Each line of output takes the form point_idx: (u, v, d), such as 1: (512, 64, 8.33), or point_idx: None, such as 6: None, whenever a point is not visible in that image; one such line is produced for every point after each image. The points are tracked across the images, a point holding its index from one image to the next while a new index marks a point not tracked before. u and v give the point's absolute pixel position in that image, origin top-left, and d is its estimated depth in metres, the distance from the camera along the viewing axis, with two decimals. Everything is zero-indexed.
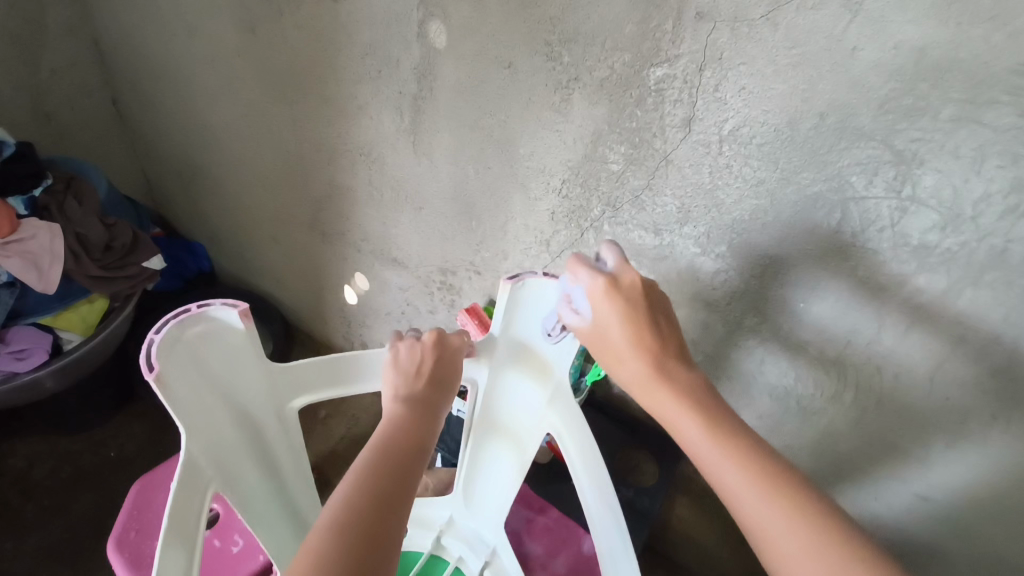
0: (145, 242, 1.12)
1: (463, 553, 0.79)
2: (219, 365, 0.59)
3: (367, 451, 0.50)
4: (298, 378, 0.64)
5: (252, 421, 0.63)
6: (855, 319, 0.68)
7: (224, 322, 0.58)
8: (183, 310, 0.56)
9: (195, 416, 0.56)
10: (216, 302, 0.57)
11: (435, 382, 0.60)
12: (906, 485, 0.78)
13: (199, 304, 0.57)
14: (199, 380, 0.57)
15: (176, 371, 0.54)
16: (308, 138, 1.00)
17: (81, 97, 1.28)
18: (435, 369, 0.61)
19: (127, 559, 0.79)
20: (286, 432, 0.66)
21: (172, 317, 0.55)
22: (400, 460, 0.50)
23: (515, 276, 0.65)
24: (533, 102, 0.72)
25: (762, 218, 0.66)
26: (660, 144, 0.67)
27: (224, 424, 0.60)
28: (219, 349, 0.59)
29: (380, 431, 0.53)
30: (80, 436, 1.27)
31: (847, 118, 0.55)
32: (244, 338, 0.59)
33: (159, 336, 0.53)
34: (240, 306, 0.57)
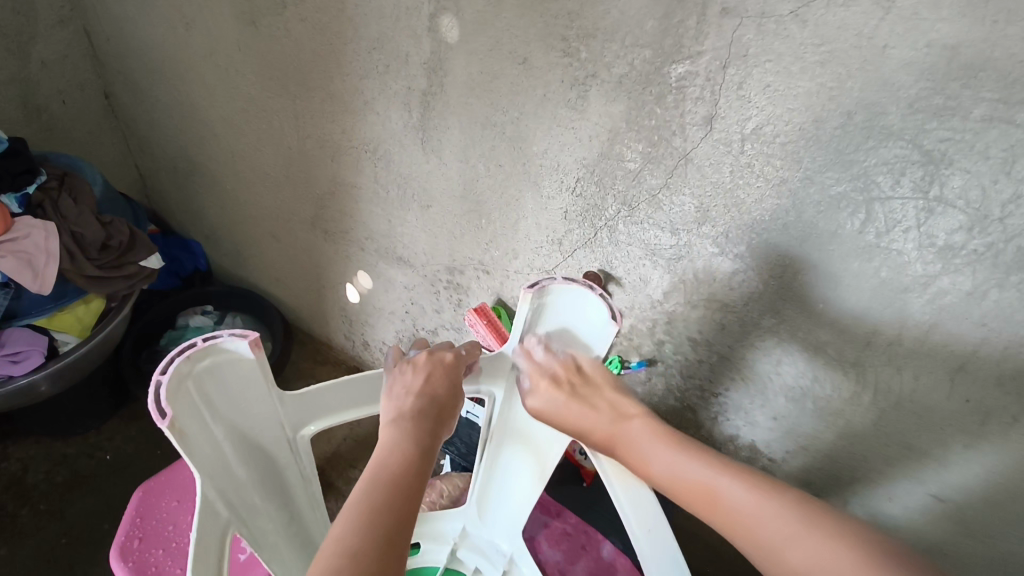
0: (142, 240, 1.09)
1: (480, 563, 0.78)
2: (228, 398, 0.56)
3: (362, 481, 0.47)
4: (313, 404, 0.61)
5: (262, 451, 0.60)
6: (875, 321, 0.67)
7: (234, 354, 0.54)
8: (188, 345, 0.51)
9: (205, 455, 0.53)
10: (225, 334, 0.53)
11: (429, 398, 0.56)
12: (921, 485, 0.78)
13: (205, 337, 0.52)
14: (207, 417, 0.54)
15: (186, 411, 0.51)
16: (311, 135, 0.97)
17: (72, 91, 1.25)
18: (426, 385, 0.57)
19: (132, 570, 0.77)
20: (297, 458, 0.63)
21: (177, 354, 0.51)
22: (400, 486, 0.46)
23: (534, 284, 0.65)
24: (548, 99, 0.70)
25: (782, 217, 0.65)
26: (679, 142, 0.65)
27: (234, 458, 0.57)
28: (229, 382, 0.55)
29: (374, 457, 0.49)
30: (75, 439, 1.24)
31: (874, 118, 0.54)
32: (255, 369, 0.55)
33: (167, 377, 0.49)
34: (250, 337, 0.53)
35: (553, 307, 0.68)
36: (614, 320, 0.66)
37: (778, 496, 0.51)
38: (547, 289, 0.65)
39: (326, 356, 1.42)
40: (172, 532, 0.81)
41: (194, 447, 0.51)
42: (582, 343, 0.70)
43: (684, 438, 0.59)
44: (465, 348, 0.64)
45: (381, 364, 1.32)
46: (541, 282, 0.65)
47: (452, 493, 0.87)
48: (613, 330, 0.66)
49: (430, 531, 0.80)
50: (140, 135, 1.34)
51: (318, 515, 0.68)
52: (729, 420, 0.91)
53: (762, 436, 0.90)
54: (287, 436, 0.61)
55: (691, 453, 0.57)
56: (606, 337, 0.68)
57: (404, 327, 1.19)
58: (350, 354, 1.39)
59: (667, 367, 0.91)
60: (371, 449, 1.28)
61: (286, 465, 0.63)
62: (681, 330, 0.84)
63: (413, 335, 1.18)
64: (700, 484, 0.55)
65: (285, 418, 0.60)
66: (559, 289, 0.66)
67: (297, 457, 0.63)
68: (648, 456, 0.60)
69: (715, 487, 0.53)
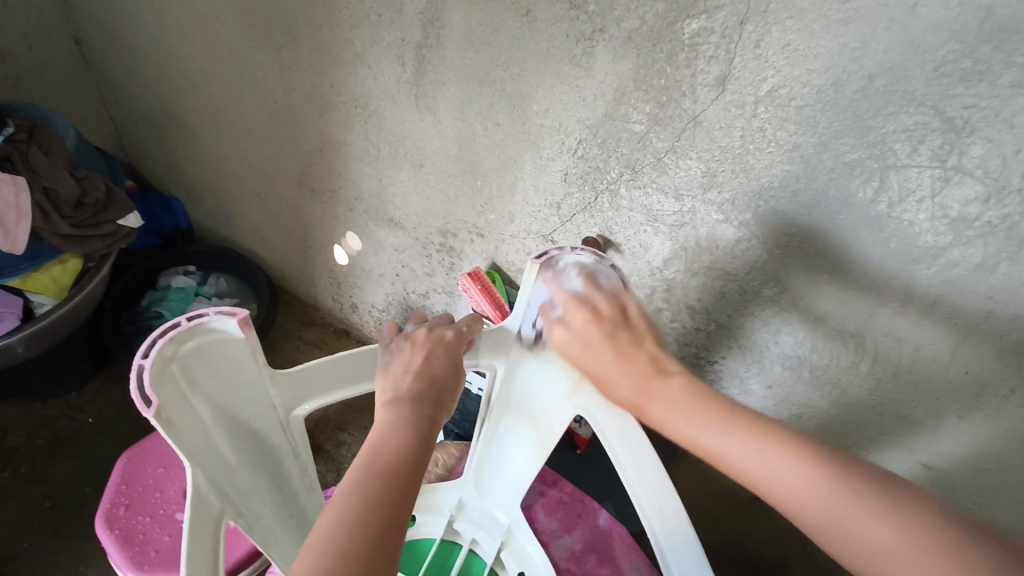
0: (120, 197, 1.04)
1: (477, 535, 0.79)
2: (214, 379, 0.54)
3: (354, 468, 0.45)
4: (303, 384, 0.58)
5: (248, 432, 0.58)
6: (880, 290, 0.65)
7: (222, 333, 0.52)
8: (171, 326, 0.50)
9: (191, 440, 0.51)
10: (210, 312, 0.52)
11: (428, 379, 0.55)
12: (910, 452, 0.78)
13: (189, 317, 0.51)
14: (192, 401, 0.52)
15: (170, 397, 0.49)
16: (297, 88, 0.93)
17: (40, 36, 1.17)
18: (426, 364, 0.56)
19: (117, 537, 0.76)
20: (291, 438, 0.61)
21: (159, 337, 0.49)
22: (394, 478, 0.45)
23: (543, 255, 0.66)
24: (551, 54, 0.66)
25: (793, 184, 0.63)
26: (688, 104, 0.62)
27: (219, 441, 0.54)
28: (216, 363, 0.53)
29: (369, 443, 0.48)
30: (54, 402, 1.21)
31: (898, 81, 0.52)
32: (245, 349, 0.54)
33: (149, 360, 0.48)
34: (238, 316, 0.52)
35: None
36: (625, 292, 0.65)
37: (835, 478, 0.47)
38: (556, 260, 0.65)
39: (313, 318, 1.40)
40: (159, 499, 0.80)
41: (178, 433, 0.49)
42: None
43: (724, 405, 0.55)
44: (465, 324, 0.63)
45: (370, 326, 1.30)
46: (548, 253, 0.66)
47: (448, 463, 0.86)
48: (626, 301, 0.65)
49: (427, 504, 0.80)
50: (114, 85, 1.27)
51: (314, 493, 0.66)
52: (723, 387, 0.89)
53: (757, 404, 0.87)
54: (280, 417, 0.59)
55: (732, 424, 0.53)
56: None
57: (393, 290, 1.17)
58: (339, 316, 1.36)
59: (664, 335, 0.89)
60: (359, 413, 1.27)
61: (279, 444, 0.60)
62: (679, 298, 0.82)
63: (403, 298, 1.16)
64: (751, 469, 0.51)
65: (277, 397, 0.58)
66: (566, 260, 0.66)
67: (292, 436, 0.61)
68: (679, 423, 0.56)
69: (759, 472, 0.50)
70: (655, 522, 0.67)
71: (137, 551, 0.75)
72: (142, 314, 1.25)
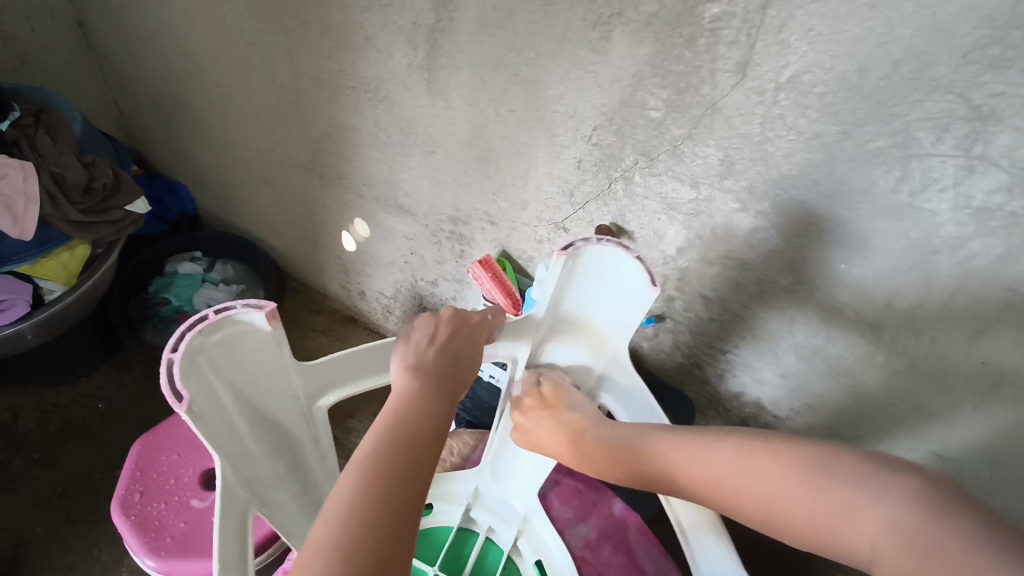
0: (127, 182, 1.03)
1: (493, 523, 0.79)
2: (240, 369, 0.53)
3: (371, 438, 0.45)
4: (324, 373, 0.58)
5: (268, 420, 0.57)
6: (899, 280, 0.65)
7: (249, 325, 0.52)
8: (199, 318, 0.49)
9: (218, 431, 0.50)
10: (238, 304, 0.51)
11: (448, 356, 0.54)
12: (923, 442, 0.78)
13: (217, 309, 0.50)
14: (218, 390, 0.51)
15: (198, 390, 0.48)
16: (305, 72, 0.91)
17: (43, 19, 1.15)
18: (450, 339, 0.56)
19: (133, 523, 0.76)
20: (312, 429, 0.61)
21: (188, 328, 0.48)
22: (415, 449, 0.44)
23: (569, 245, 0.62)
24: (567, 39, 0.65)
25: (812, 172, 0.62)
26: (707, 90, 0.61)
27: (242, 429, 0.54)
28: (241, 353, 0.53)
29: (386, 413, 0.47)
30: (64, 388, 1.21)
31: (924, 68, 0.51)
32: (271, 340, 0.54)
33: (179, 354, 0.47)
34: (265, 308, 0.51)
35: (585, 267, 0.66)
36: (653, 285, 0.63)
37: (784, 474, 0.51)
38: (581, 251, 0.63)
39: (320, 304, 1.39)
40: (173, 485, 0.80)
41: (206, 424, 0.49)
42: (620, 304, 0.69)
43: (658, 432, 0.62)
44: (490, 313, 0.63)
45: (378, 313, 1.30)
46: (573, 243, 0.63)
47: (463, 452, 0.86)
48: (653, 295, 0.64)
49: (443, 492, 0.80)
50: (118, 69, 1.25)
51: (331, 482, 0.66)
52: (736, 376, 0.88)
53: (769, 393, 0.87)
54: (302, 408, 0.59)
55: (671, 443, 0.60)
56: (644, 301, 0.66)
57: (402, 277, 1.16)
58: (346, 302, 1.36)
59: (676, 324, 0.88)
60: (367, 400, 1.27)
61: (301, 434, 0.61)
62: (693, 286, 0.81)
63: (412, 285, 1.16)
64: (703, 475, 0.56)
65: (298, 386, 0.58)
66: (591, 250, 0.64)
67: (314, 427, 0.61)
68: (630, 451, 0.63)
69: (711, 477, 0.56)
70: (683, 516, 0.68)
71: (152, 537, 0.75)
72: (149, 300, 1.25)
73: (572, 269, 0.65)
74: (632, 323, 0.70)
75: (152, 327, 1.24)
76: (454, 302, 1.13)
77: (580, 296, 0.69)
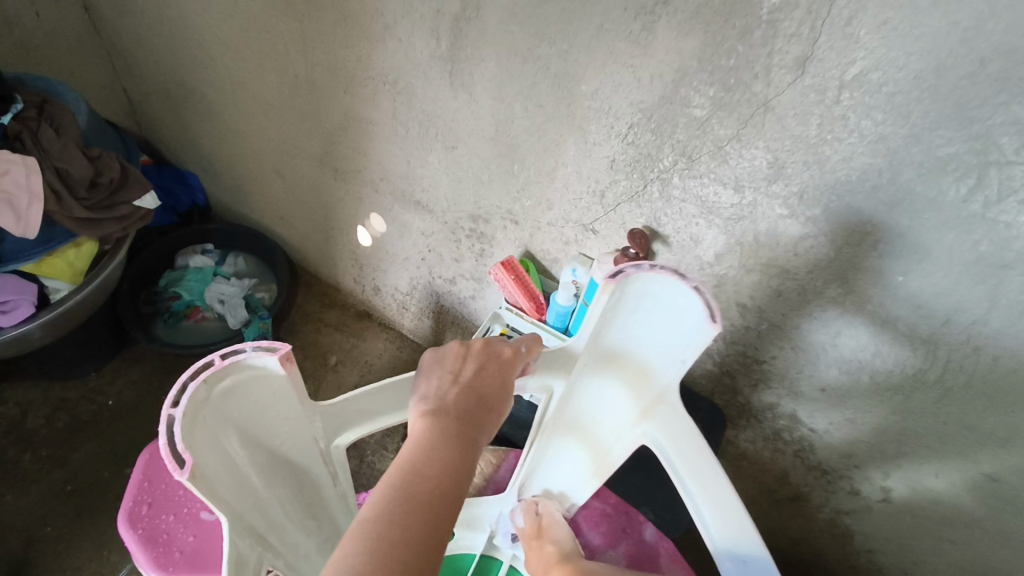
0: (134, 176, 0.99)
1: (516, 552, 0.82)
2: (251, 412, 0.50)
3: (388, 486, 0.41)
4: (345, 410, 0.54)
5: (281, 457, 0.54)
6: (962, 295, 0.59)
7: (261, 370, 0.47)
8: (204, 365, 0.45)
9: (223, 482, 0.47)
10: (248, 347, 0.46)
11: (476, 393, 0.50)
12: (975, 462, 0.71)
13: (224, 354, 0.45)
14: (227, 437, 0.48)
15: (202, 446, 0.45)
16: (320, 62, 0.86)
17: (49, 3, 1.11)
18: (474, 378, 0.51)
19: (141, 536, 0.73)
20: (329, 467, 0.58)
21: (192, 379, 0.44)
22: (431, 512, 0.40)
23: (618, 272, 0.56)
24: (605, 30, 0.60)
25: (873, 178, 0.57)
26: (760, 88, 0.56)
27: (249, 467, 0.51)
28: (253, 396, 0.49)
29: (408, 455, 0.43)
30: (73, 383, 1.18)
31: (1014, 67, 0.45)
32: (285, 384, 0.49)
33: (180, 411, 0.42)
34: (279, 352, 0.47)
35: (635, 294, 0.60)
36: (712, 322, 0.55)
37: None
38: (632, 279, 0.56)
39: (332, 299, 1.36)
40: (182, 497, 0.77)
41: (211, 479, 0.45)
42: (676, 339, 0.61)
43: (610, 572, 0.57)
44: (525, 343, 0.57)
45: (393, 309, 1.26)
46: (623, 269, 0.57)
47: (486, 471, 0.88)
48: (712, 332, 0.55)
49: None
50: (127, 56, 1.21)
51: (345, 502, 0.62)
52: (770, 388, 0.83)
53: (805, 406, 0.82)
54: (320, 448, 0.55)
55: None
56: (702, 339, 0.57)
57: (418, 275, 1.12)
58: (360, 298, 1.32)
59: None
60: None
61: (318, 470, 0.58)
62: (729, 295, 0.76)
63: (429, 282, 1.12)
64: None
65: (319, 428, 0.54)
66: (643, 277, 0.57)
67: (331, 465, 0.57)
68: None
69: None
70: None
71: (160, 551, 0.73)
72: (160, 295, 1.23)
73: (622, 291, 0.58)
74: (686, 362, 0.61)
75: (163, 324, 1.22)
76: (472, 301, 1.09)
77: (628, 324, 0.63)
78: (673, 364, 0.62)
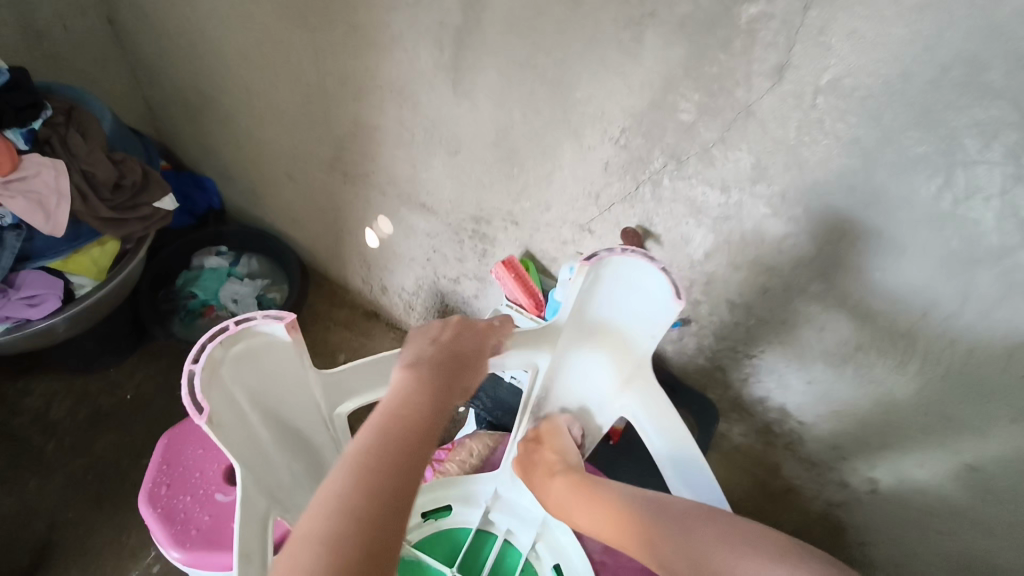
0: (155, 179, 1.04)
1: (512, 525, 0.78)
2: (260, 379, 0.54)
3: (370, 427, 0.45)
4: (346, 382, 0.59)
5: (291, 426, 0.59)
6: (937, 289, 0.62)
7: (269, 336, 0.52)
8: (220, 329, 0.49)
9: (239, 439, 0.51)
10: (258, 315, 0.51)
11: (451, 355, 0.55)
12: (956, 453, 0.74)
13: (237, 319, 0.50)
14: (240, 402, 0.52)
15: (219, 402, 0.49)
16: (331, 71, 0.91)
17: (75, 15, 1.17)
18: (450, 345, 0.56)
19: (159, 515, 0.77)
20: (334, 437, 0.63)
21: (209, 340, 0.48)
22: (409, 446, 0.44)
23: (592, 256, 0.61)
24: (596, 40, 0.64)
25: (850, 178, 0.60)
26: (741, 93, 0.60)
27: (263, 430, 0.55)
28: (263, 363, 0.53)
29: (387, 403, 0.48)
30: (94, 377, 1.23)
31: (974, 73, 0.49)
32: (290, 350, 0.54)
33: (200, 366, 0.47)
34: (286, 319, 0.51)
35: (609, 276, 0.65)
36: (676, 298, 0.61)
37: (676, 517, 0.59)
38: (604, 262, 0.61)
39: (341, 299, 1.40)
40: (198, 479, 0.81)
41: (228, 433, 0.49)
42: (648, 315, 0.67)
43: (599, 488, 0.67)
44: (498, 322, 0.63)
45: (400, 309, 1.31)
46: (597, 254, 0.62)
47: (481, 454, 0.86)
48: (677, 308, 0.62)
49: (462, 493, 0.80)
50: (148, 66, 1.26)
51: None
52: (761, 382, 0.87)
53: (795, 400, 0.85)
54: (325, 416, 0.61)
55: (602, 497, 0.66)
56: (669, 314, 0.64)
57: (424, 275, 1.16)
58: (368, 298, 1.36)
59: (700, 329, 0.87)
60: None
61: (323, 441, 0.63)
62: (719, 291, 0.79)
63: (434, 282, 1.16)
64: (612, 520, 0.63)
65: (322, 391, 0.58)
66: (615, 261, 0.63)
67: (336, 435, 0.63)
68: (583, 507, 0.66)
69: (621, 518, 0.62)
70: None
71: (177, 530, 0.77)
72: (177, 294, 1.29)
73: (596, 273, 0.63)
74: (655, 335, 0.68)
75: (179, 321, 1.25)
76: (475, 300, 1.13)
77: (607, 302, 0.68)
78: (645, 337, 0.69)
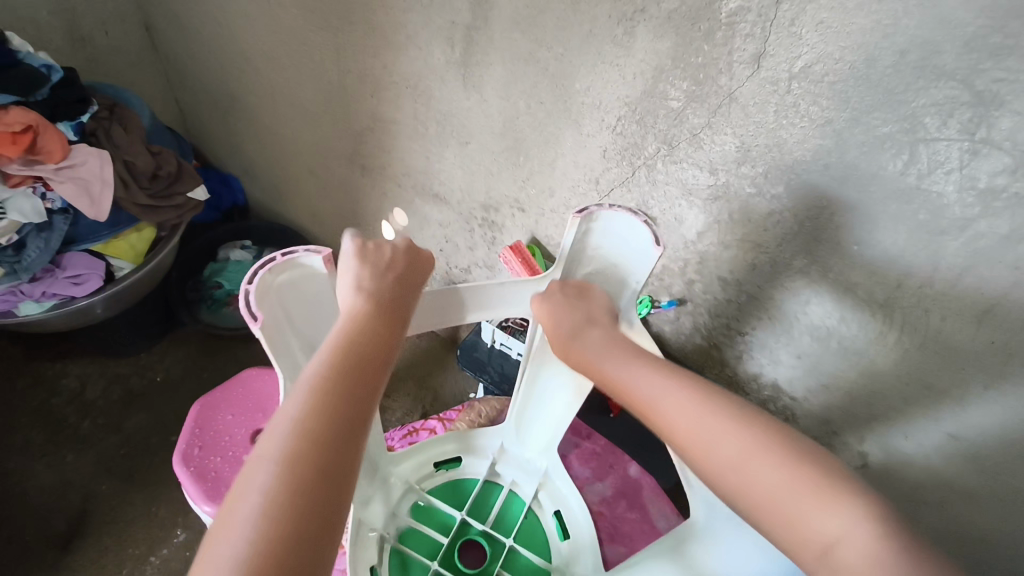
0: (189, 172, 1.12)
1: (517, 476, 0.85)
2: (302, 309, 0.61)
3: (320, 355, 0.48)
4: None
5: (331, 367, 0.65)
6: (909, 261, 0.67)
7: (309, 268, 0.60)
8: (269, 259, 0.57)
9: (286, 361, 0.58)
10: (300, 250, 0.59)
11: (393, 282, 0.58)
12: (936, 422, 0.77)
13: (284, 252, 0.58)
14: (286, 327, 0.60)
15: (271, 322, 0.56)
16: (351, 69, 0.98)
17: (115, 23, 1.26)
18: (391, 273, 0.59)
19: (193, 473, 0.83)
20: None
21: (260, 267, 0.56)
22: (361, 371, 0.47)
23: (584, 209, 0.70)
24: (593, 34, 0.70)
25: (825, 158, 0.65)
26: (725, 81, 0.66)
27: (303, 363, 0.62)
28: (304, 293, 0.61)
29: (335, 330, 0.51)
30: (127, 360, 1.30)
31: (928, 56, 0.54)
32: (327, 284, 0.61)
33: (254, 285, 0.55)
34: (324, 253, 0.59)
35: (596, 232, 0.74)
36: (656, 245, 0.70)
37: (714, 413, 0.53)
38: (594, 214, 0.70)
39: None
40: (229, 441, 0.88)
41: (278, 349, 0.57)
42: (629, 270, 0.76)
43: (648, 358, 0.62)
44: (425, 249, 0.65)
45: None
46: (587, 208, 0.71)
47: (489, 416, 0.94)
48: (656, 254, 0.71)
49: (472, 446, 0.87)
50: (180, 70, 1.35)
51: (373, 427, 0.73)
52: (754, 358, 0.92)
53: (786, 374, 0.90)
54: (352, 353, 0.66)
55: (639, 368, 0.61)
56: (649, 264, 0.73)
57: (437, 264, 1.23)
58: None
59: (695, 306, 0.93)
60: (401, 381, 1.34)
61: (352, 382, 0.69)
62: (711, 269, 0.86)
63: (447, 271, 1.22)
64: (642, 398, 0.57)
65: None
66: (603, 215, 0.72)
67: None
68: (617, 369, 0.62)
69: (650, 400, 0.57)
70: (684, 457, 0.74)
71: (210, 486, 0.83)
72: (205, 283, 1.35)
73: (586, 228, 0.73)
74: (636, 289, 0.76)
75: (207, 308, 1.33)
76: None
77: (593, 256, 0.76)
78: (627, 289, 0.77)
